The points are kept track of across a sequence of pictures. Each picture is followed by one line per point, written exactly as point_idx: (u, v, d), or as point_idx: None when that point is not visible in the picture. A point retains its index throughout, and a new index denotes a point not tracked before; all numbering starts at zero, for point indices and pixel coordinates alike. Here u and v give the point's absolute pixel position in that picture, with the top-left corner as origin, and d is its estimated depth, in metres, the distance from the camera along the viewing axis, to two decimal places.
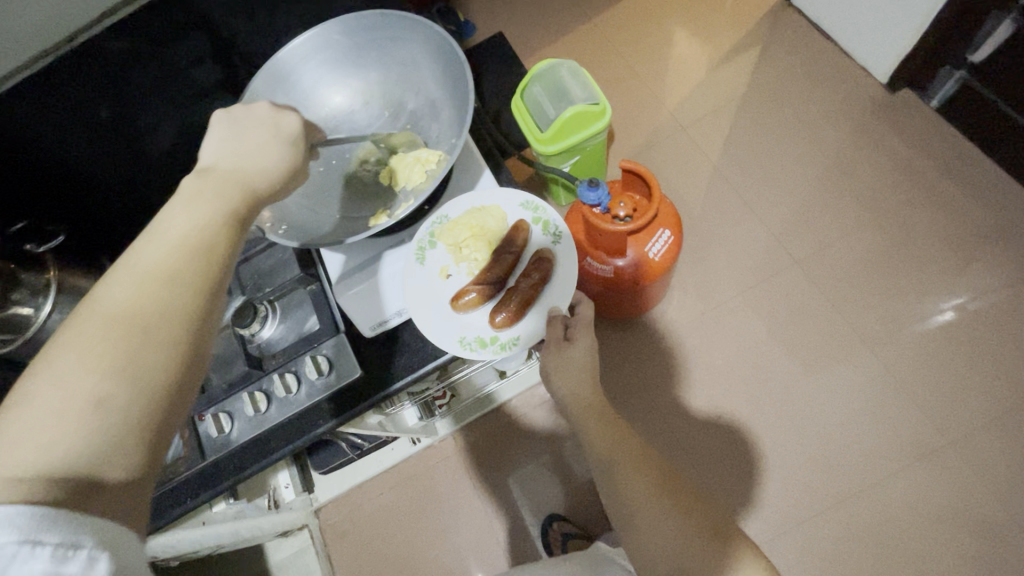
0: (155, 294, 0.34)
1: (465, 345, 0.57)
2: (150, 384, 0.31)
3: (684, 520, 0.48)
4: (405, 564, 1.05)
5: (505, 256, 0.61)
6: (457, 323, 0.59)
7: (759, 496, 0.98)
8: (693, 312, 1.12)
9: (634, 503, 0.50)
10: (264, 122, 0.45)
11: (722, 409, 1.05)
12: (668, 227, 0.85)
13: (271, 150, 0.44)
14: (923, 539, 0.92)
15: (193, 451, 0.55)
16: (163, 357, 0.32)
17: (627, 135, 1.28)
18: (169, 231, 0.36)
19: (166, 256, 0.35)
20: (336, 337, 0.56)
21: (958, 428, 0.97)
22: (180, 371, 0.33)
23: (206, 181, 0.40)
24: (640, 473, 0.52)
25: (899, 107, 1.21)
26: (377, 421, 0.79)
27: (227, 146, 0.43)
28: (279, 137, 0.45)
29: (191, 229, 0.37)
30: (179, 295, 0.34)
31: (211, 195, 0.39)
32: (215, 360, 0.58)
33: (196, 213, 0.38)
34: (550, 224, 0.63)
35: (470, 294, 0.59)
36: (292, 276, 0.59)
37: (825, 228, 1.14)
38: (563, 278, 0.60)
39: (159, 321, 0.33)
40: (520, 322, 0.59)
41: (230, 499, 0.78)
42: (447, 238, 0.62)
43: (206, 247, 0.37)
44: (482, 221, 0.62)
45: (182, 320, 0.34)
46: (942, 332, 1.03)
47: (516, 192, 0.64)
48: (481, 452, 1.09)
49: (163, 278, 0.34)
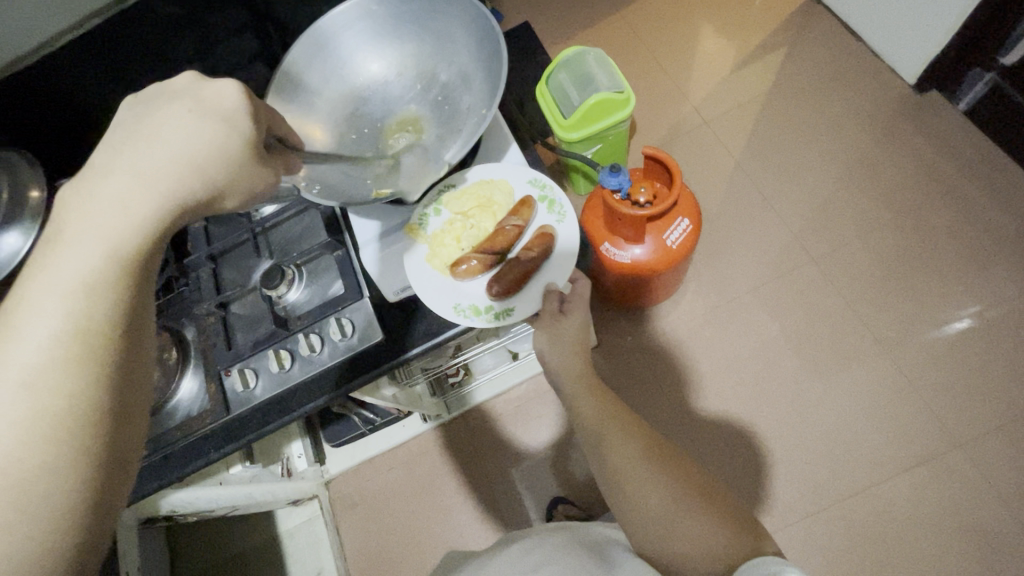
0: (22, 379, 0.28)
1: (459, 312, 0.58)
2: (44, 529, 0.28)
3: (674, 484, 0.49)
4: (410, 540, 1.07)
5: (507, 228, 0.61)
6: (454, 290, 0.59)
7: (763, 491, 0.98)
8: (707, 306, 1.12)
9: (620, 473, 0.51)
10: (174, 100, 0.35)
11: (732, 404, 1.05)
12: (687, 216, 0.86)
13: (183, 136, 0.34)
14: (928, 542, 0.92)
15: (218, 404, 0.56)
16: (37, 497, 0.28)
17: (648, 128, 1.28)
18: (26, 315, 0.29)
19: (17, 351, 0.28)
20: (360, 301, 0.57)
21: (969, 433, 0.97)
22: (81, 491, 0.29)
23: (82, 210, 0.31)
24: (630, 444, 0.52)
25: (925, 110, 1.20)
26: (391, 394, 0.80)
27: (133, 134, 0.34)
28: (193, 117, 0.34)
29: (58, 307, 0.29)
30: (45, 403, 0.28)
31: (95, 226, 0.31)
32: (246, 320, 0.61)
33: (65, 281, 0.30)
34: (556, 203, 0.62)
35: (471, 261, 0.59)
36: (320, 242, 0.61)
37: (844, 228, 1.13)
38: (565, 253, 0.59)
39: (30, 414, 0.28)
40: (516, 295, 0.58)
41: (245, 462, 0.81)
42: (453, 206, 0.64)
43: (101, 300, 0.31)
44: (490, 193, 0.64)
45: (45, 440, 0.28)
46: (958, 337, 1.02)
47: (524, 169, 0.64)
48: (489, 435, 1.11)
49: (15, 390, 0.28)
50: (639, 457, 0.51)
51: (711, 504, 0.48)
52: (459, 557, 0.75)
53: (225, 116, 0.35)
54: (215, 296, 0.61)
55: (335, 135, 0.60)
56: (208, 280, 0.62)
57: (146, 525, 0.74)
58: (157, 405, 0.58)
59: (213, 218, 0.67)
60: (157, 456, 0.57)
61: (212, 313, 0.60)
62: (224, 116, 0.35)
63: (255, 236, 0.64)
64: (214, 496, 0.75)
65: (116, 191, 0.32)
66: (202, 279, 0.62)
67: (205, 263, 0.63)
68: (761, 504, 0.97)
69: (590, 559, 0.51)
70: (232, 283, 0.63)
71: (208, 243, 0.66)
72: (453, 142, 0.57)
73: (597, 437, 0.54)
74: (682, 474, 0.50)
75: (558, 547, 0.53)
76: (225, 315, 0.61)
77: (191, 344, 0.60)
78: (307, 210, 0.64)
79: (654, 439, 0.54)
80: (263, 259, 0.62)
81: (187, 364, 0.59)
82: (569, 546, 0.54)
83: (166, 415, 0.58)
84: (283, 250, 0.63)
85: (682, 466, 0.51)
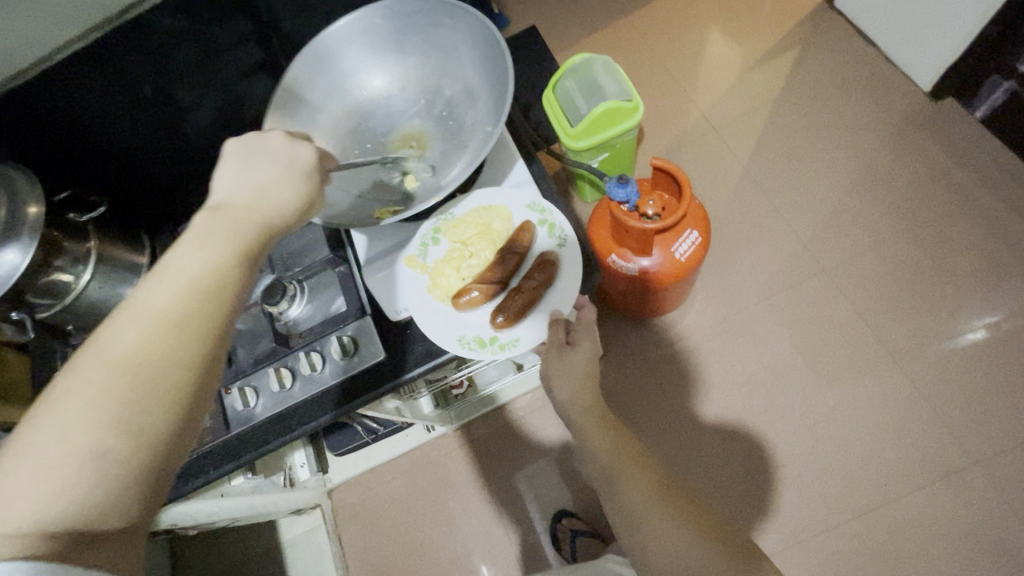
0: (167, 314, 0.34)
1: (463, 344, 0.57)
2: (147, 434, 0.32)
3: (692, 527, 0.47)
4: (412, 550, 1.06)
5: (508, 255, 0.60)
6: (458, 321, 0.58)
7: (770, 505, 0.97)
8: (715, 316, 1.11)
9: (633, 511, 0.49)
10: (272, 149, 0.43)
11: (738, 416, 1.03)
12: (696, 228, 0.84)
13: (276, 186, 0.42)
14: (940, 560, 0.90)
15: (219, 422, 0.56)
16: (156, 407, 0.32)
17: (656, 134, 1.26)
18: (175, 267, 0.36)
19: (166, 293, 0.35)
20: (362, 320, 0.57)
21: (983, 450, 0.94)
22: (178, 415, 0.33)
23: (222, 212, 0.40)
24: (644, 481, 0.50)
25: (940, 118, 1.17)
26: (394, 407, 0.79)
27: (243, 173, 0.42)
28: (286, 172, 0.43)
29: (197, 267, 0.36)
30: (179, 336, 0.34)
31: (232, 217, 0.39)
32: (246, 336, 0.60)
33: (204, 248, 0.37)
34: (557, 226, 0.61)
35: (473, 292, 0.58)
36: (322, 257, 0.60)
37: (855, 238, 1.11)
38: (567, 280, 0.59)
39: (169, 343, 0.34)
40: (520, 324, 0.58)
41: (248, 474, 0.83)
42: (451, 235, 0.62)
43: (230, 267, 0.37)
44: (488, 219, 0.62)
45: (173, 366, 0.33)
46: (972, 350, 1.00)
47: (524, 192, 0.62)
48: (493, 445, 1.10)
49: (162, 321, 0.34)
50: (653, 495, 0.49)
51: (725, 547, 0.46)
52: None
53: (304, 168, 0.44)
54: None
55: (337, 152, 0.59)
56: None
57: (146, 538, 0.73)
58: None
59: None
60: None
61: None
62: (306, 168, 0.44)
63: None
64: (215, 509, 0.74)
65: (242, 203, 0.41)
66: None
67: None
68: (769, 519, 0.96)
69: None
70: None
71: None
72: (457, 159, 0.56)
73: (610, 470, 0.52)
74: (695, 512, 0.49)
75: None
76: None
77: None
78: (307, 225, 0.63)
79: (668, 475, 0.52)
80: (263, 274, 0.61)
81: None
82: None
83: None
84: (284, 264, 0.62)
85: (696, 504, 0.50)
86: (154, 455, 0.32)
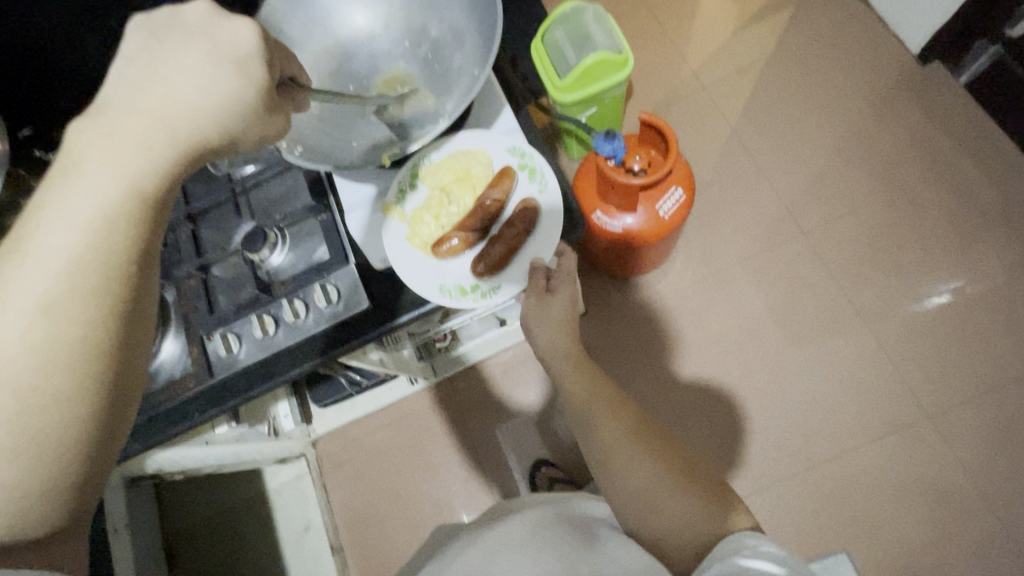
0: (41, 298, 0.29)
1: (445, 293, 0.57)
2: (55, 438, 0.29)
3: (658, 463, 0.50)
4: (395, 497, 1.10)
5: (487, 203, 0.59)
6: (439, 270, 0.58)
7: (740, 456, 1.02)
8: (696, 275, 1.12)
9: (608, 446, 0.52)
10: (190, 38, 0.35)
11: (713, 372, 1.07)
12: (681, 185, 0.84)
13: (194, 87, 0.34)
14: (890, 505, 0.96)
15: (202, 368, 0.56)
16: (53, 414, 0.29)
17: (645, 90, 1.24)
18: (46, 240, 0.30)
19: (37, 272, 0.29)
20: (345, 267, 0.56)
21: (939, 404, 1.00)
22: (87, 411, 0.30)
23: (104, 140, 0.32)
24: (618, 419, 0.54)
25: (926, 81, 1.17)
26: (378, 358, 0.80)
27: (145, 75, 0.34)
28: (209, 60, 0.34)
29: (71, 238, 0.30)
30: (63, 333, 0.29)
31: (119, 150, 0.32)
32: (228, 283, 0.59)
33: (76, 207, 0.30)
34: (537, 171, 0.60)
35: (453, 240, 0.58)
36: (304, 205, 0.60)
37: (835, 201, 1.13)
38: (548, 227, 0.58)
39: (49, 336, 0.29)
40: (501, 272, 0.58)
41: (231, 423, 0.77)
42: (430, 181, 0.61)
43: (123, 228, 0.31)
44: (467, 165, 0.61)
45: (59, 368, 0.29)
46: (937, 311, 1.04)
47: (503, 137, 0.61)
48: (475, 398, 1.13)
49: (31, 311, 0.29)
50: (626, 433, 0.53)
51: (689, 483, 0.48)
52: (439, 527, 0.72)
53: (240, 60, 0.35)
54: (196, 259, 0.59)
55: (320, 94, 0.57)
56: (187, 241, 0.60)
57: (134, 481, 0.75)
58: None
59: (192, 174, 0.64)
60: (142, 418, 0.56)
61: (194, 276, 0.58)
62: (236, 60, 0.35)
63: (235, 197, 0.62)
64: (201, 455, 0.75)
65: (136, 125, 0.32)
66: (181, 240, 0.60)
67: (183, 223, 0.61)
68: (737, 469, 1.01)
69: (575, 535, 0.51)
70: (213, 245, 0.60)
71: (186, 201, 0.63)
72: (443, 104, 0.55)
73: (591, 412, 0.55)
74: (664, 452, 0.51)
75: (541, 522, 0.53)
76: (206, 278, 0.59)
77: (170, 307, 0.58)
78: (289, 172, 0.62)
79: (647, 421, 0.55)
80: (244, 221, 0.60)
81: (168, 327, 0.57)
82: (552, 521, 0.53)
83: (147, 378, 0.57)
84: (265, 211, 0.61)
85: (668, 442, 0.53)
86: (71, 457, 0.30)
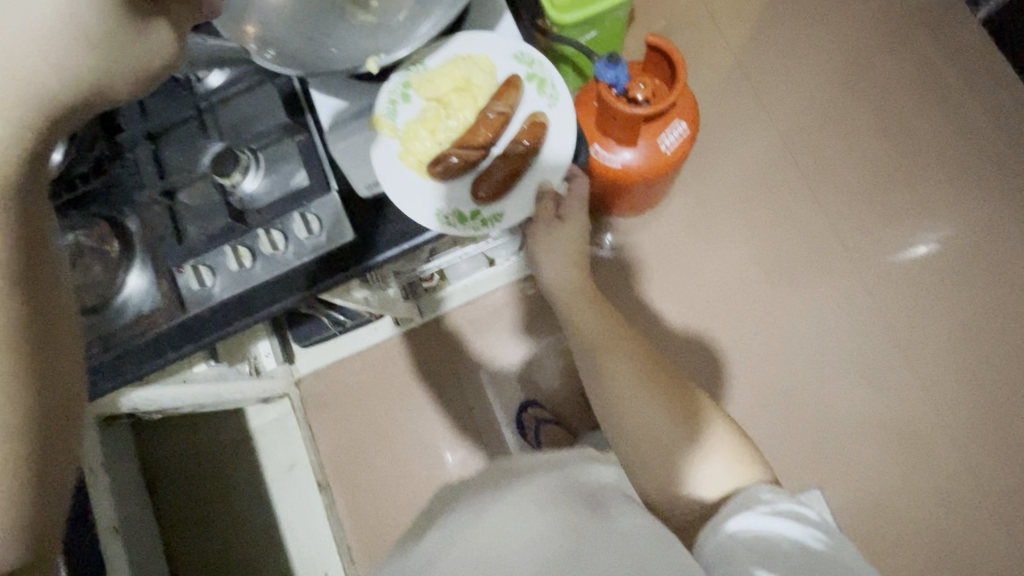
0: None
1: (442, 219, 0.54)
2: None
3: (663, 407, 0.54)
4: (381, 436, 1.10)
5: (490, 115, 0.55)
6: (436, 192, 0.54)
7: (724, 397, 1.03)
8: (691, 217, 1.10)
9: (617, 389, 0.56)
10: None
11: (703, 316, 1.06)
12: (684, 118, 0.80)
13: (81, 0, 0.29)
14: (864, 443, 1.00)
15: (173, 303, 0.52)
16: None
17: (648, 16, 1.15)
18: None
19: None
20: (326, 196, 0.51)
21: (919, 348, 1.02)
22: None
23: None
24: (626, 363, 0.57)
25: (940, 15, 1.12)
26: (362, 296, 0.77)
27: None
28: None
29: None
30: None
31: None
32: (197, 211, 0.53)
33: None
34: (547, 83, 0.56)
35: (452, 159, 0.54)
36: (279, 123, 0.53)
37: (836, 142, 1.09)
38: (557, 147, 0.56)
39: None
40: (504, 197, 0.56)
41: (210, 361, 0.76)
42: (425, 90, 0.56)
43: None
44: (467, 72, 0.56)
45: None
46: (926, 257, 1.04)
47: (508, 41, 0.56)
48: (462, 339, 1.11)
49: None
50: (632, 372, 0.57)
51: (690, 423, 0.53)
52: (440, 488, 0.76)
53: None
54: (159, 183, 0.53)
55: None
56: (147, 162, 0.54)
57: (110, 420, 0.72)
58: (103, 301, 0.52)
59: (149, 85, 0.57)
60: (108, 355, 0.52)
61: (158, 202, 0.53)
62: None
63: (201, 113, 0.55)
64: (178, 394, 0.72)
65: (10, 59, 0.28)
66: (141, 161, 0.54)
67: (142, 142, 0.55)
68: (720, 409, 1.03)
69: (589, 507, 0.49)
70: (178, 168, 0.54)
71: (144, 117, 0.56)
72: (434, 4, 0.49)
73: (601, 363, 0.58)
74: (668, 394, 0.55)
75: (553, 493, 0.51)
76: (172, 204, 0.53)
77: (135, 236, 0.53)
78: (259, 85, 0.55)
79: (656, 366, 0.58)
80: (212, 141, 0.54)
81: (133, 258, 0.52)
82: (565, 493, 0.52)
83: (112, 312, 0.52)
84: (234, 130, 0.55)
85: (671, 383, 0.56)
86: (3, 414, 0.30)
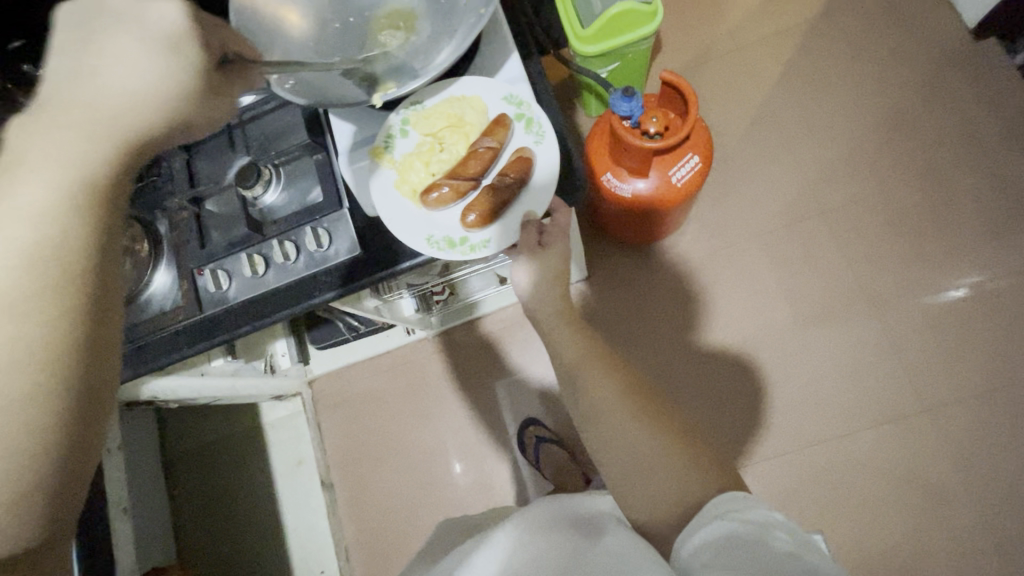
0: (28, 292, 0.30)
1: (432, 244, 0.55)
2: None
3: (645, 426, 0.50)
4: (388, 441, 1.12)
5: (480, 150, 0.57)
6: (427, 220, 0.56)
7: (732, 432, 1.02)
8: (707, 248, 1.09)
9: (595, 407, 0.53)
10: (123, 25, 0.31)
11: (714, 348, 1.06)
12: (698, 152, 0.80)
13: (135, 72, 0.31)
14: (877, 492, 0.97)
15: (191, 302, 0.56)
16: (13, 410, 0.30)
17: (675, 48, 1.17)
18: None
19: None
20: (338, 211, 0.55)
21: (940, 398, 0.99)
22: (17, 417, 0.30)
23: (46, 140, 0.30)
24: (610, 379, 0.54)
25: (978, 59, 1.09)
26: (373, 305, 0.80)
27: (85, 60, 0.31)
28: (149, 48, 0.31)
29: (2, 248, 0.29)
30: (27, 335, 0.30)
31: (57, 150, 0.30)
32: (220, 219, 0.58)
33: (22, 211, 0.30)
34: (534, 122, 0.57)
35: (443, 189, 0.55)
36: (300, 142, 0.58)
37: (862, 181, 1.08)
38: (541, 180, 0.56)
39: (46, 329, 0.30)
40: (492, 225, 0.57)
41: (227, 356, 0.80)
42: (421, 127, 0.57)
43: (63, 226, 0.31)
44: (460, 111, 0.57)
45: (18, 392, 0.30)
46: (953, 304, 1.01)
47: (499, 84, 0.57)
48: (472, 352, 1.13)
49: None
50: (613, 389, 0.53)
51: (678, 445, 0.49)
52: (442, 524, 0.77)
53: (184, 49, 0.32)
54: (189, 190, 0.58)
55: (315, 22, 0.53)
56: (180, 171, 0.59)
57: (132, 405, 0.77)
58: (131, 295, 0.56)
59: None
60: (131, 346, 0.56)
61: (185, 209, 0.57)
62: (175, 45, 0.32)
63: (231, 129, 0.60)
64: (197, 385, 0.77)
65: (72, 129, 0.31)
66: (175, 170, 0.59)
67: (178, 152, 0.59)
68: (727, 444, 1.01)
69: (580, 535, 0.50)
70: (207, 178, 0.59)
71: None
72: (446, 43, 0.51)
73: (580, 380, 0.55)
74: (650, 415, 0.51)
75: (544, 525, 0.53)
76: (198, 212, 0.58)
77: (163, 237, 0.57)
78: (286, 105, 0.59)
79: (638, 387, 0.54)
80: (239, 155, 0.59)
81: (160, 258, 0.56)
82: (554, 521, 0.54)
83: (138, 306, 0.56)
84: (261, 145, 0.59)
85: (652, 401, 0.53)
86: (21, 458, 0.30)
